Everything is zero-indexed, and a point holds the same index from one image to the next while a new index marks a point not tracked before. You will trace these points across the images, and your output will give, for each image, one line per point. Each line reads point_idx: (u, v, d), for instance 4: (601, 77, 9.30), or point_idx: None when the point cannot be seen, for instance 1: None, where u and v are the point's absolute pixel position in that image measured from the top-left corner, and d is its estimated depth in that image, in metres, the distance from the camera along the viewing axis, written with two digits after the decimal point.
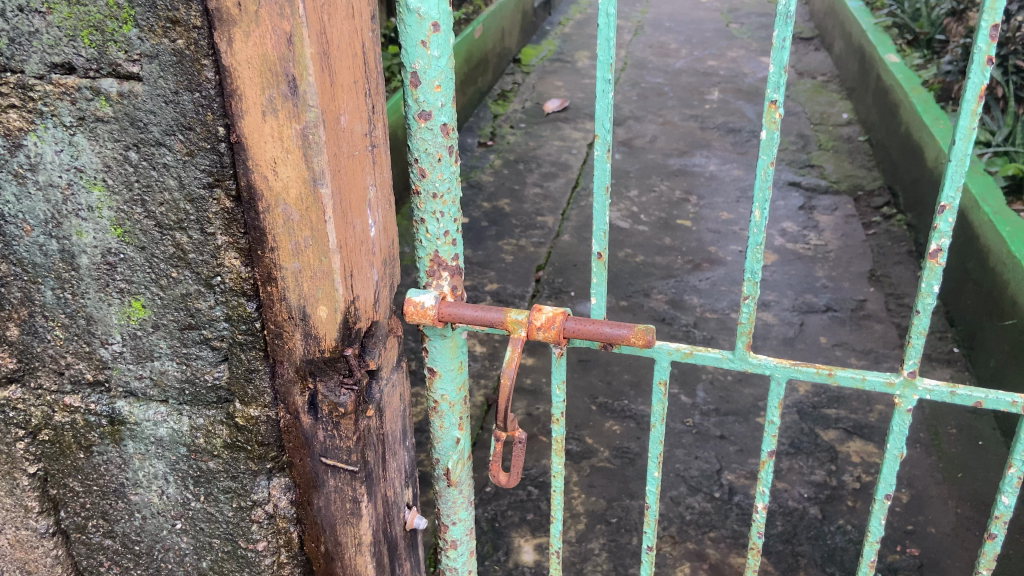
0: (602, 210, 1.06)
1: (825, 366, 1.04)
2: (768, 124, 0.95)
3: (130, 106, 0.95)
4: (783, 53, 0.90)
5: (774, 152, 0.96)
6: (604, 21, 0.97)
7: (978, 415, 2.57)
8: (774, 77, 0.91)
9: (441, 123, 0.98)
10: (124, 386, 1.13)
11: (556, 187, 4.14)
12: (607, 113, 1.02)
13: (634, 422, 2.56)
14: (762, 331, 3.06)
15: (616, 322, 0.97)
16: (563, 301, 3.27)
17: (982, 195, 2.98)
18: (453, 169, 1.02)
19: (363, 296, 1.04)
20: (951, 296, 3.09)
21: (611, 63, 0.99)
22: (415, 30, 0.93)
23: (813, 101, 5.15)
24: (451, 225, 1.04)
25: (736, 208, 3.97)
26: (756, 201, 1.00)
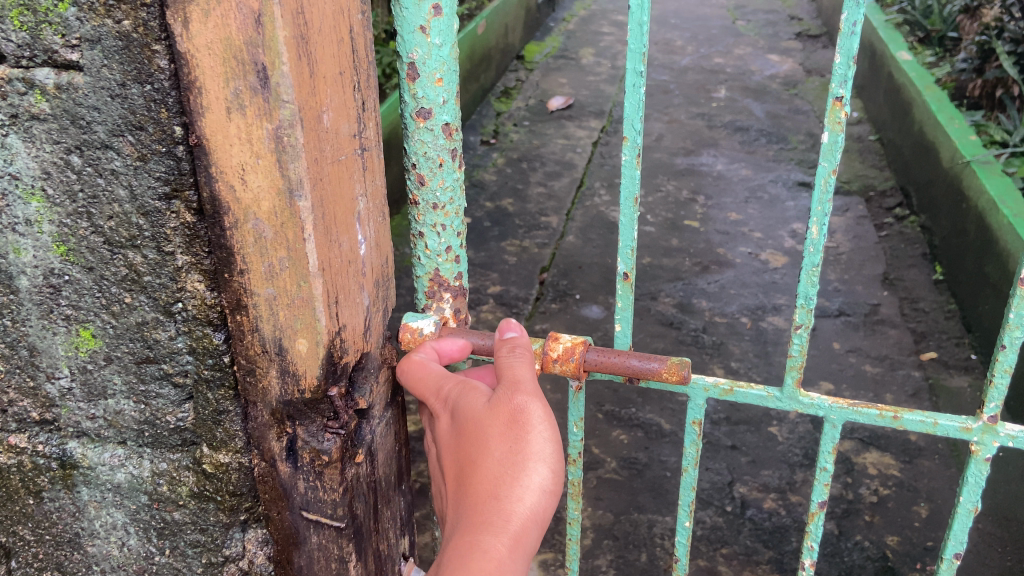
0: (631, 225, 1.01)
1: (889, 408, 0.99)
2: (831, 125, 0.89)
3: (69, 101, 0.86)
4: (853, 39, 0.84)
5: (837, 157, 0.91)
6: (637, 6, 0.91)
7: None
8: (842, 70, 0.85)
9: (443, 122, 0.94)
10: (75, 426, 1.05)
11: (560, 187, 4.06)
12: (638, 111, 0.96)
13: (642, 431, 2.47)
14: (774, 337, 2.98)
15: (646, 357, 0.95)
16: (567, 304, 3.19)
17: (1001, 197, 2.90)
18: (456, 176, 0.99)
19: (352, 325, 0.95)
20: (969, 300, 2.99)
21: (642, 54, 0.92)
22: (413, 14, 0.88)
23: (822, 100, 5.14)
24: (453, 240, 1.03)
25: (745, 208, 3.89)
26: (813, 214, 0.95)
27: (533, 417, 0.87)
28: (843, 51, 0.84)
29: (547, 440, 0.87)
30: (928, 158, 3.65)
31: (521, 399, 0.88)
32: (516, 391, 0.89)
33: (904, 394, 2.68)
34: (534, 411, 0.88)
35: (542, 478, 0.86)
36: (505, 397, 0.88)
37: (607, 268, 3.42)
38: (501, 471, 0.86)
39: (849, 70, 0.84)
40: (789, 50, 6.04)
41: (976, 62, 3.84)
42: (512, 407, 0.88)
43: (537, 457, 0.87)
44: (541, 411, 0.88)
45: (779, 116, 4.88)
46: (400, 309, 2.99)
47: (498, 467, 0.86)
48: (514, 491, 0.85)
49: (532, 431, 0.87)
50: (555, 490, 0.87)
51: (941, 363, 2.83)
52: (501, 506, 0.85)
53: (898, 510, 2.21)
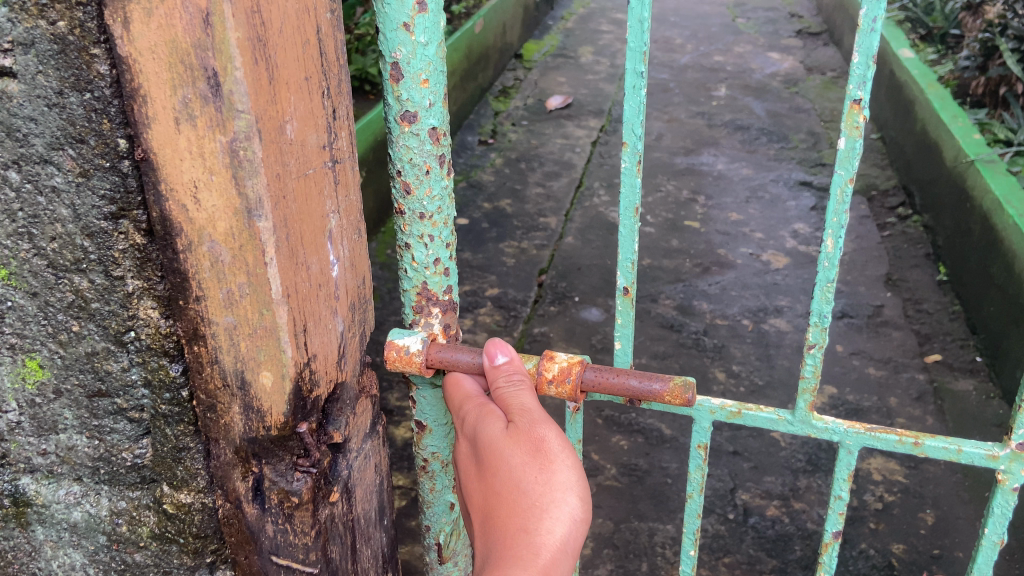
0: (630, 236, 1.00)
1: (910, 436, 1.05)
2: (847, 130, 0.92)
3: (3, 110, 0.82)
4: (872, 36, 0.86)
5: (853, 164, 0.94)
6: (638, 2, 0.90)
7: (1003, 429, 2.47)
8: (861, 68, 0.87)
9: (430, 126, 0.94)
10: (26, 463, 0.99)
11: (559, 187, 4.01)
12: (639, 115, 0.96)
13: (643, 437, 2.43)
14: (776, 340, 2.94)
15: (647, 378, 0.93)
16: (566, 307, 3.15)
17: (1007, 197, 2.85)
18: (443, 184, 0.99)
19: (323, 352, 0.92)
20: (973, 301, 2.95)
21: (642, 54, 0.91)
22: (396, 11, 0.88)
23: (823, 98, 5.10)
24: (442, 251, 1.02)
25: (746, 208, 3.84)
26: (828, 227, 0.99)
27: (555, 446, 0.89)
28: (862, 49, 0.87)
29: (572, 469, 0.88)
30: (931, 157, 3.60)
31: (542, 429, 0.90)
32: (536, 423, 0.91)
33: (908, 398, 2.63)
34: (555, 441, 0.89)
35: (570, 508, 0.85)
36: (526, 428, 0.91)
37: (607, 269, 3.38)
38: (528, 503, 0.86)
39: (867, 69, 0.87)
40: (790, 48, 6.00)
41: (979, 60, 3.81)
42: (533, 436, 0.90)
43: (564, 488, 0.87)
44: (562, 441, 0.90)
45: (779, 115, 4.84)
46: (396, 312, 2.94)
47: (525, 497, 0.87)
48: (542, 522, 0.84)
49: (556, 460, 0.88)
50: (586, 522, 0.86)
51: (946, 365, 2.79)
52: (529, 539, 0.84)
53: (904, 517, 2.17)
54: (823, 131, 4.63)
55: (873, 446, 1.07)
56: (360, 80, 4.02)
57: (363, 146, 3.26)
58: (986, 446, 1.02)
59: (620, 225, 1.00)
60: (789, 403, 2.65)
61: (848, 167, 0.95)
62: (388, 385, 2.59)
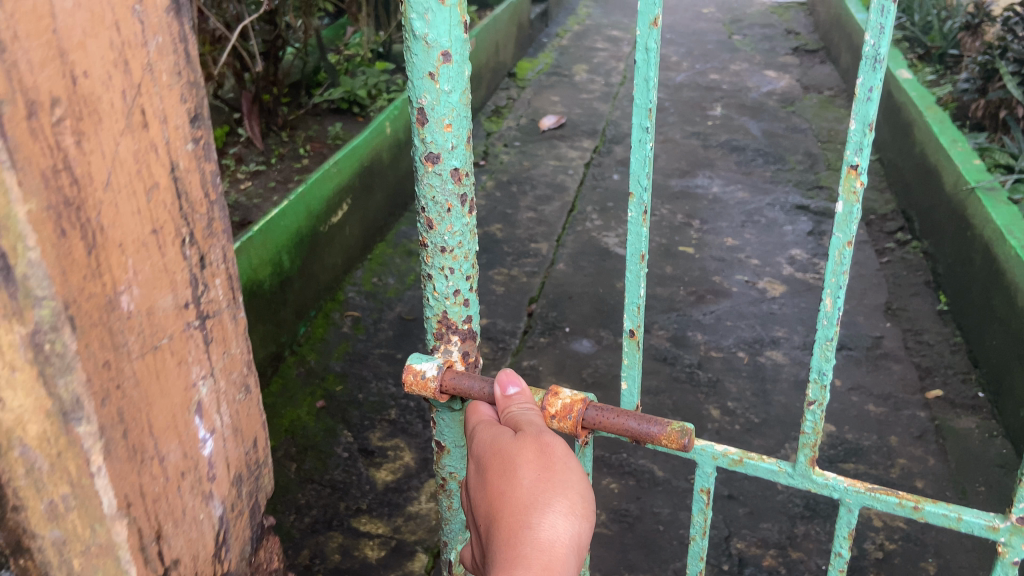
0: (636, 280, 1.07)
1: (910, 498, 1.09)
2: (845, 194, 0.88)
3: None
4: (868, 106, 0.82)
5: (851, 228, 0.90)
6: (643, 62, 0.93)
7: (1007, 470, 2.39)
8: (857, 136, 0.84)
9: (453, 167, 1.02)
10: None
11: (551, 211, 3.94)
12: (644, 166, 1.00)
13: (634, 480, 2.34)
14: (772, 373, 2.85)
15: (645, 422, 1.02)
16: (557, 337, 3.07)
17: (1008, 227, 2.78)
18: (464, 222, 1.07)
19: (191, 546, 0.77)
20: (974, 333, 2.86)
21: (648, 110, 0.96)
22: (422, 61, 0.96)
23: (820, 117, 5.04)
24: (462, 283, 1.11)
25: (742, 233, 3.76)
26: (827, 287, 0.96)
27: (559, 451, 0.96)
28: (858, 117, 0.83)
29: (574, 472, 0.95)
30: (931, 183, 3.52)
31: (548, 438, 0.98)
32: (543, 433, 0.99)
33: (909, 437, 2.54)
34: (558, 446, 0.97)
35: (572, 503, 0.91)
36: (534, 436, 0.98)
37: (599, 298, 3.29)
38: (531, 500, 0.91)
39: (863, 138, 0.83)
40: (786, 66, 5.95)
41: (978, 82, 3.73)
42: (541, 442, 0.97)
43: (565, 485, 0.93)
44: (565, 448, 0.97)
45: (775, 135, 4.78)
46: (381, 345, 2.85)
47: (528, 493, 0.92)
48: (544, 517, 0.89)
49: (560, 461, 0.95)
50: (586, 520, 0.91)
51: (947, 401, 2.69)
52: (532, 535, 0.88)
53: (905, 567, 2.08)
54: (820, 152, 4.57)
55: (873, 505, 1.12)
56: (349, 101, 3.92)
57: (349, 172, 3.16)
58: (987, 516, 1.05)
59: (627, 270, 1.08)
60: (787, 442, 2.55)
61: (846, 229, 0.91)
62: (370, 425, 2.49)
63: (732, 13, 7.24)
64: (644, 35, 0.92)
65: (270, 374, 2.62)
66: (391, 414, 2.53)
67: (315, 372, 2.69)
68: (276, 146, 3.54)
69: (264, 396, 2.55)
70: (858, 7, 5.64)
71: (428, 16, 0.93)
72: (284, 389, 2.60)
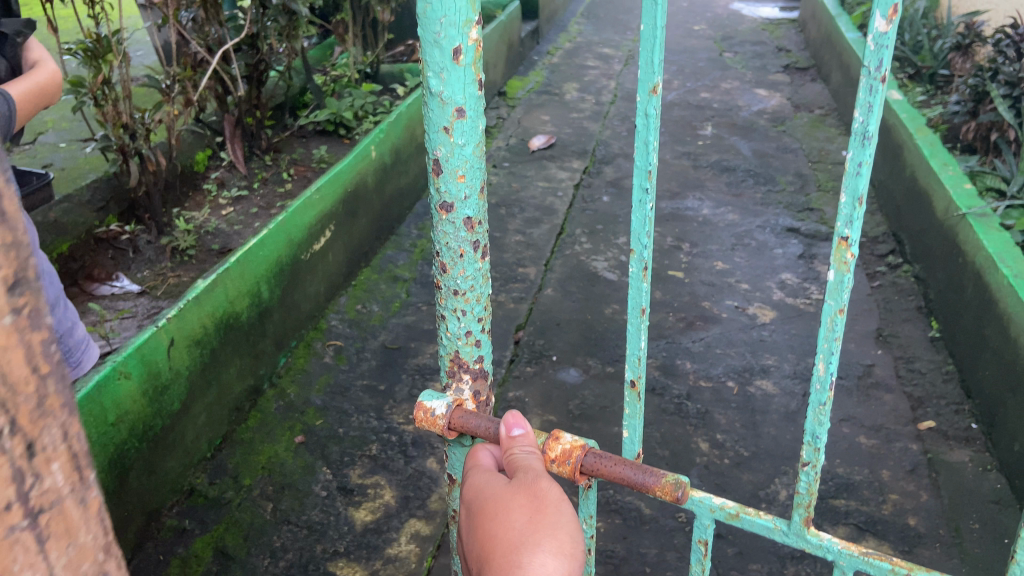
0: (638, 332, 1.10)
1: (902, 564, 1.05)
2: (837, 265, 0.93)
3: None
4: (857, 179, 0.88)
5: (843, 296, 0.95)
6: (644, 126, 0.98)
7: (1002, 506, 2.35)
8: (847, 210, 0.90)
9: (465, 217, 1.03)
10: None
11: (539, 234, 3.89)
12: (647, 224, 1.03)
13: (620, 518, 2.28)
14: (762, 404, 2.79)
15: (641, 471, 1.04)
16: (544, 366, 3.02)
17: (999, 254, 2.75)
18: (477, 267, 1.07)
19: None
20: (967, 362, 2.81)
21: (649, 171, 1.00)
22: (438, 116, 0.98)
23: (811, 137, 5.01)
24: (473, 324, 1.10)
25: (732, 256, 3.72)
26: (820, 351, 1.00)
27: (552, 493, 0.96)
28: (848, 190, 0.89)
29: (566, 513, 0.94)
30: (922, 207, 3.49)
31: (541, 482, 0.98)
32: (537, 477, 0.99)
33: (901, 471, 2.49)
34: (551, 489, 0.97)
35: (562, 541, 0.91)
36: (528, 480, 0.99)
37: (587, 325, 3.24)
38: (521, 540, 0.91)
39: (853, 211, 0.89)
40: (777, 84, 5.93)
41: (969, 105, 3.70)
42: (535, 486, 0.97)
43: (556, 525, 0.93)
44: (558, 489, 0.97)
45: (766, 155, 4.75)
46: (364, 376, 2.78)
47: (518, 534, 0.92)
48: (533, 558, 0.89)
49: (552, 503, 0.95)
50: (575, 560, 0.90)
51: (940, 433, 2.64)
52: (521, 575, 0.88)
53: None
54: (811, 172, 4.54)
55: (866, 570, 1.07)
56: (335, 123, 3.88)
57: (332, 198, 3.11)
58: None
59: (628, 323, 1.10)
60: (777, 476, 2.49)
61: (837, 297, 0.96)
62: (350, 461, 2.43)
63: (724, 29, 7.24)
64: (645, 101, 0.97)
65: (247, 408, 2.57)
66: (372, 450, 2.48)
67: (294, 406, 2.62)
68: (259, 170, 3.49)
69: (240, 431, 2.50)
70: (848, 25, 5.63)
71: (444, 75, 0.96)
72: (260, 424, 2.53)
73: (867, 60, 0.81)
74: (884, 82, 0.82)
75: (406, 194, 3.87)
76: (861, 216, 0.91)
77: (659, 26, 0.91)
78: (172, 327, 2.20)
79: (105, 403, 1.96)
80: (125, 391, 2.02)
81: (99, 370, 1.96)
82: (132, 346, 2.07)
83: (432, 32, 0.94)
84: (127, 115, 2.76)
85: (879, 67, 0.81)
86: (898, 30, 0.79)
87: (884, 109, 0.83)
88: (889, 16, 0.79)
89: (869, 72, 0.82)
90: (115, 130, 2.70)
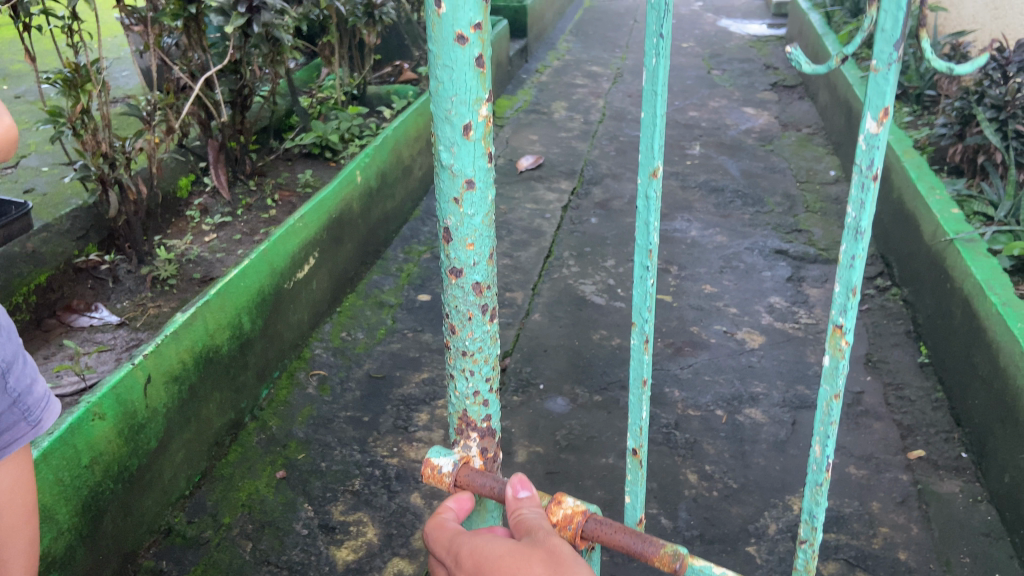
0: (639, 403, 1.14)
1: None
2: (833, 350, 1.00)
3: None
4: (851, 272, 0.95)
5: (838, 381, 1.01)
6: (644, 207, 1.04)
7: (993, 539, 2.32)
8: (842, 300, 0.96)
9: (473, 281, 1.10)
10: None
11: (526, 257, 3.86)
12: (647, 298, 1.09)
13: (607, 555, 2.25)
14: (751, 433, 2.77)
15: (640, 540, 1.04)
16: (530, 395, 2.98)
17: (988, 281, 2.73)
18: (485, 328, 1.14)
19: None
20: (956, 391, 2.80)
21: (649, 249, 1.05)
22: (448, 187, 1.05)
23: (798, 156, 5.02)
24: (481, 384, 1.17)
25: (720, 279, 3.71)
26: (817, 433, 1.06)
27: (566, 550, 0.96)
28: (843, 281, 0.95)
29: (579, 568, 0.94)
30: (909, 230, 3.48)
31: (552, 540, 0.98)
32: (546, 535, 0.99)
33: (891, 503, 2.46)
34: (564, 547, 0.96)
35: None
36: (540, 540, 0.98)
37: (575, 351, 3.21)
38: None
39: (847, 301, 0.96)
40: (765, 102, 5.95)
41: (956, 127, 3.69)
42: (548, 546, 0.96)
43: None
44: (568, 545, 0.97)
45: (754, 175, 4.75)
46: (347, 408, 2.74)
47: None
48: None
49: (568, 559, 0.94)
50: None
51: (930, 463, 2.62)
52: None
53: None
54: (799, 193, 4.54)
55: None
56: (321, 146, 3.84)
57: (317, 225, 3.06)
58: None
59: (630, 393, 1.14)
60: (766, 509, 2.46)
61: (832, 382, 1.02)
62: (332, 497, 2.38)
63: (712, 46, 7.26)
64: (646, 184, 1.02)
65: (228, 443, 2.53)
66: (354, 484, 2.43)
67: (276, 439, 2.58)
68: (243, 196, 3.45)
69: (220, 466, 2.46)
70: (835, 44, 5.65)
71: (454, 149, 1.03)
72: (241, 458, 2.49)
73: (860, 159, 0.90)
74: (874, 180, 0.90)
75: (392, 218, 3.84)
76: (854, 306, 0.97)
77: (659, 114, 0.97)
78: (150, 365, 2.15)
79: (78, 446, 1.92)
80: (99, 432, 1.97)
81: (71, 412, 1.92)
82: (106, 386, 2.02)
83: (443, 109, 1.01)
84: (107, 144, 2.73)
85: (870, 165, 0.90)
86: (888, 133, 0.88)
87: (875, 205, 0.92)
88: (880, 119, 0.87)
89: (862, 169, 0.90)
90: (95, 159, 2.66)
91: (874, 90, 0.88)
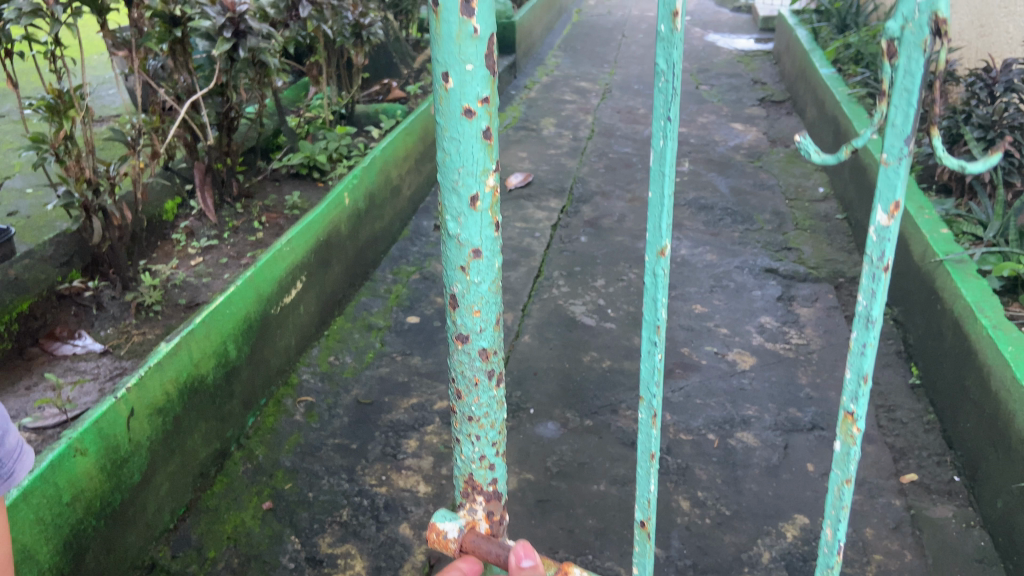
0: (647, 475, 1.14)
1: None
2: (844, 437, 1.02)
3: None
4: (863, 359, 0.96)
5: (849, 467, 1.03)
6: (652, 284, 1.02)
7: (987, 566, 2.31)
8: (853, 387, 0.98)
9: (480, 347, 1.11)
10: None
11: (516, 278, 3.84)
12: (655, 370, 1.09)
13: None
14: (742, 458, 2.75)
15: None
16: (520, 420, 2.95)
17: (978, 304, 2.73)
18: (490, 393, 1.15)
19: None
20: (948, 414, 2.79)
21: (657, 324, 1.04)
22: (455, 255, 1.05)
23: (787, 173, 5.03)
24: (487, 448, 1.19)
25: (711, 299, 3.70)
26: (828, 516, 1.07)
27: None
28: (854, 368, 0.97)
29: None
30: (899, 249, 3.48)
31: None
32: None
33: (885, 529, 2.44)
34: None
35: None
36: None
37: (565, 374, 3.18)
38: None
39: (858, 389, 0.98)
40: (753, 118, 5.97)
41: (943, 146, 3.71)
42: None
43: None
44: None
45: (743, 193, 4.75)
46: (335, 436, 2.70)
47: None
48: None
49: None
50: None
51: (923, 487, 2.61)
52: None
53: None
54: (788, 210, 4.54)
55: None
56: (309, 166, 3.82)
57: (304, 249, 3.03)
58: None
59: (639, 464, 1.14)
60: (759, 537, 2.44)
61: (844, 467, 1.04)
62: (320, 529, 2.34)
63: (700, 61, 7.29)
64: (654, 261, 1.01)
65: (213, 473, 2.48)
66: (342, 515, 2.39)
67: (263, 469, 2.54)
68: (230, 218, 3.41)
69: (205, 498, 2.41)
70: (822, 59, 5.68)
71: (461, 219, 1.03)
72: (226, 489, 2.45)
73: (871, 250, 0.91)
74: (885, 271, 0.91)
75: (381, 239, 3.81)
76: (865, 393, 0.98)
77: (665, 195, 0.96)
78: (133, 397, 2.11)
79: (60, 483, 1.87)
80: (81, 469, 1.93)
81: (52, 449, 1.88)
82: (87, 421, 1.98)
83: (450, 179, 1.01)
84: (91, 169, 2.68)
85: (881, 256, 0.90)
86: (898, 226, 0.88)
87: (887, 296, 0.92)
88: (890, 213, 0.88)
89: (873, 261, 0.91)
90: (78, 185, 2.61)
91: (885, 183, 0.88)
